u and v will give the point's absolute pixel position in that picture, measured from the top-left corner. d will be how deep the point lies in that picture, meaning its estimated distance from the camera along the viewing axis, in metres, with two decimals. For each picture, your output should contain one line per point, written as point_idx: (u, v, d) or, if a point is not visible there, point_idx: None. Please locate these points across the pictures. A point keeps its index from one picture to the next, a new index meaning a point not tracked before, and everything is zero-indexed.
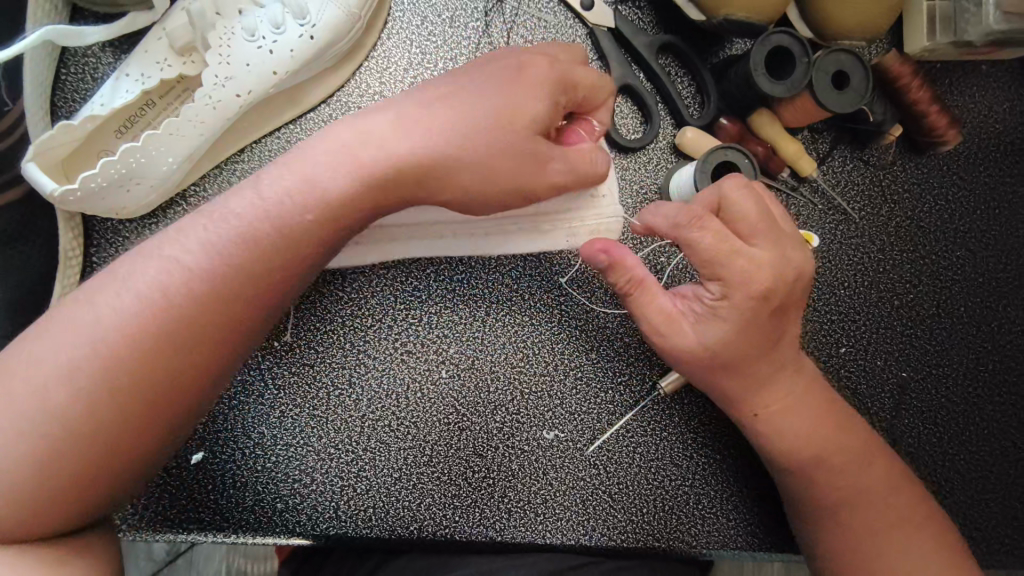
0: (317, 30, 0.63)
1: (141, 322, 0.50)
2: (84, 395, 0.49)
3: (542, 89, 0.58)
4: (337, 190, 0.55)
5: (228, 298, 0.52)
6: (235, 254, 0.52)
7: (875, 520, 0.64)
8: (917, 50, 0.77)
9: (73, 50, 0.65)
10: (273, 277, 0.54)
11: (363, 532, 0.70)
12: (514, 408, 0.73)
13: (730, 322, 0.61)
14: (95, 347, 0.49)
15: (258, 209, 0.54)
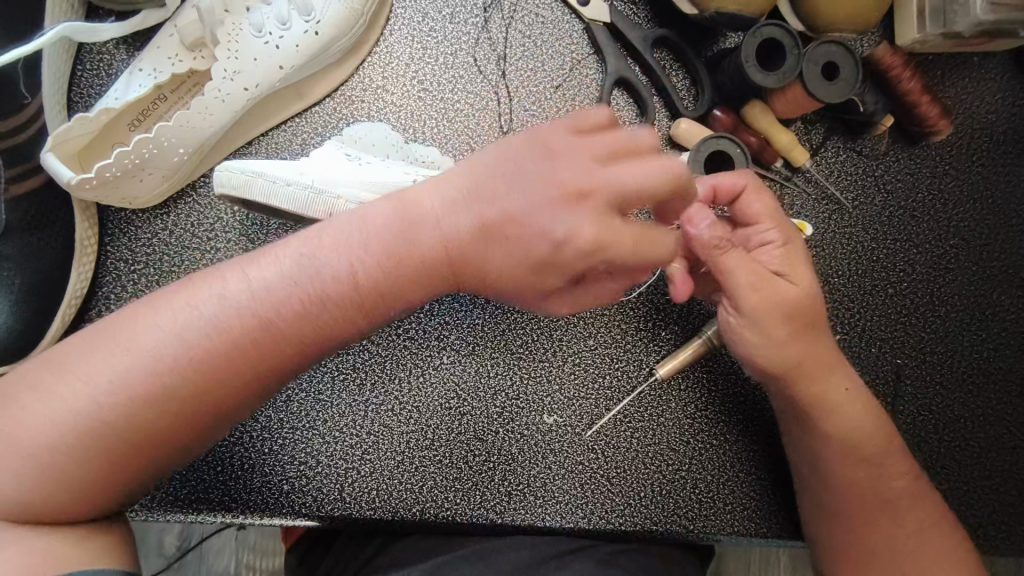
0: (321, 26, 0.66)
1: (217, 350, 0.48)
2: (147, 405, 0.46)
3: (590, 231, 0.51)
4: (405, 268, 0.52)
5: (298, 342, 0.50)
6: (322, 299, 0.50)
7: (906, 514, 0.65)
8: (909, 42, 0.79)
9: (88, 47, 0.68)
10: (328, 325, 0.51)
11: (367, 513, 0.72)
12: (514, 394, 0.75)
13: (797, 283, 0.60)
14: (165, 366, 0.47)
15: (334, 272, 0.50)
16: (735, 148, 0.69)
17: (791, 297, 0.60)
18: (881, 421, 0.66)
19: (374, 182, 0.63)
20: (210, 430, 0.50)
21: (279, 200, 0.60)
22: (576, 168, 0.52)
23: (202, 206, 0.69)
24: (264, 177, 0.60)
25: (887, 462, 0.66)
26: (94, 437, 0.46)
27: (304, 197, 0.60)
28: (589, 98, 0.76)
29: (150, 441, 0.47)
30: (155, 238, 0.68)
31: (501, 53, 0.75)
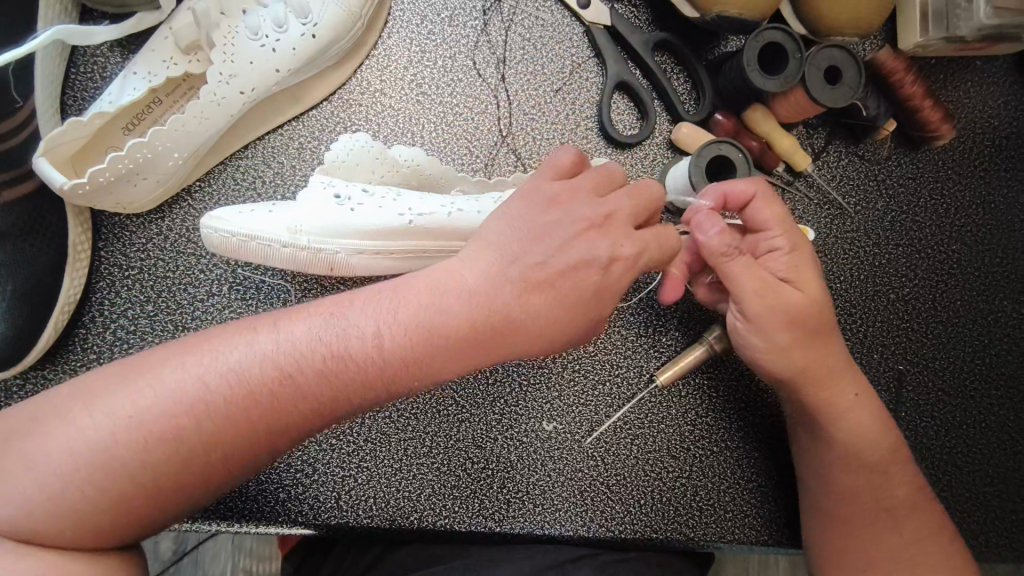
0: (319, 29, 0.65)
1: (247, 399, 0.47)
2: (171, 449, 0.45)
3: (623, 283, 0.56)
4: (443, 342, 0.52)
5: (330, 401, 0.49)
6: (359, 361, 0.50)
7: (905, 522, 0.63)
8: (910, 45, 0.78)
9: (82, 50, 0.67)
10: (359, 392, 0.50)
11: (364, 522, 0.71)
12: (513, 402, 0.74)
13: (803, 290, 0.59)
14: (193, 410, 0.46)
15: (373, 339, 0.50)
16: (736, 153, 0.68)
17: (799, 304, 0.58)
18: (887, 429, 0.65)
19: (364, 233, 0.61)
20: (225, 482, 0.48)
21: (280, 259, 0.62)
22: (602, 233, 0.55)
23: (197, 211, 0.68)
24: (257, 241, 0.61)
25: (892, 470, 0.65)
26: (114, 480, 0.44)
27: (301, 260, 0.61)
28: (589, 101, 0.75)
29: (173, 484, 0.45)
30: (150, 243, 0.68)
31: (500, 56, 0.74)
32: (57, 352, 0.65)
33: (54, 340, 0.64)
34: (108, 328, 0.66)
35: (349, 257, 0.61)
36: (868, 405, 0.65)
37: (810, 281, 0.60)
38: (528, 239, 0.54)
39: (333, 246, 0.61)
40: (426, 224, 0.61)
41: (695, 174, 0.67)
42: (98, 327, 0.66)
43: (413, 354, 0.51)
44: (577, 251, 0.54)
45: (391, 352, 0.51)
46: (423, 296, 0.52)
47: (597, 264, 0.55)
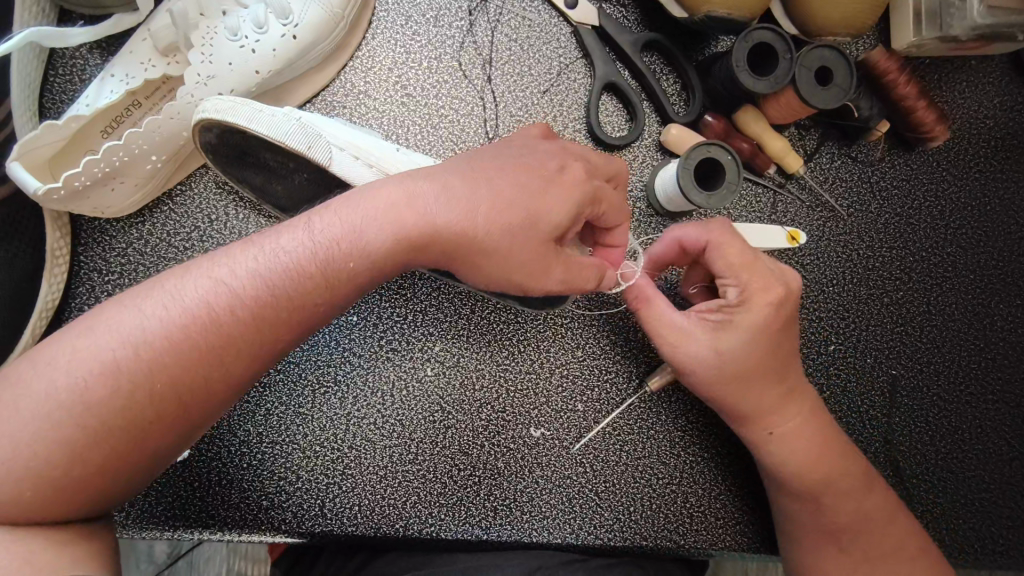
0: (299, 30, 0.64)
1: (182, 329, 0.46)
2: (114, 389, 0.44)
3: (572, 199, 0.54)
4: (372, 237, 0.51)
5: (268, 321, 0.49)
6: (289, 272, 0.49)
7: (855, 541, 0.64)
8: (905, 45, 0.77)
9: (61, 52, 0.66)
10: (302, 303, 0.50)
11: (349, 530, 0.70)
12: (499, 406, 0.73)
13: (750, 332, 0.60)
14: (130, 348, 0.45)
15: (311, 247, 0.50)
16: (727, 155, 0.67)
17: (716, 353, 0.60)
18: (834, 451, 0.65)
19: (362, 149, 0.61)
20: (183, 420, 0.47)
21: (263, 125, 0.58)
22: (551, 155, 0.56)
23: (178, 215, 0.67)
24: (256, 124, 0.58)
25: (858, 493, 0.65)
26: (66, 424, 0.44)
27: (295, 146, 0.59)
28: (576, 103, 0.74)
29: (124, 428, 0.45)
30: (131, 248, 0.67)
31: (486, 57, 0.73)
32: None
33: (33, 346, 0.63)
34: None
35: (344, 155, 0.60)
36: (801, 443, 0.64)
37: (738, 336, 0.60)
38: (493, 165, 0.54)
39: (326, 136, 0.60)
40: (412, 153, 0.64)
41: (684, 178, 0.66)
42: None
43: (339, 248, 0.50)
44: (527, 176, 0.54)
45: (320, 254, 0.50)
46: (343, 200, 0.52)
47: (544, 177, 0.54)
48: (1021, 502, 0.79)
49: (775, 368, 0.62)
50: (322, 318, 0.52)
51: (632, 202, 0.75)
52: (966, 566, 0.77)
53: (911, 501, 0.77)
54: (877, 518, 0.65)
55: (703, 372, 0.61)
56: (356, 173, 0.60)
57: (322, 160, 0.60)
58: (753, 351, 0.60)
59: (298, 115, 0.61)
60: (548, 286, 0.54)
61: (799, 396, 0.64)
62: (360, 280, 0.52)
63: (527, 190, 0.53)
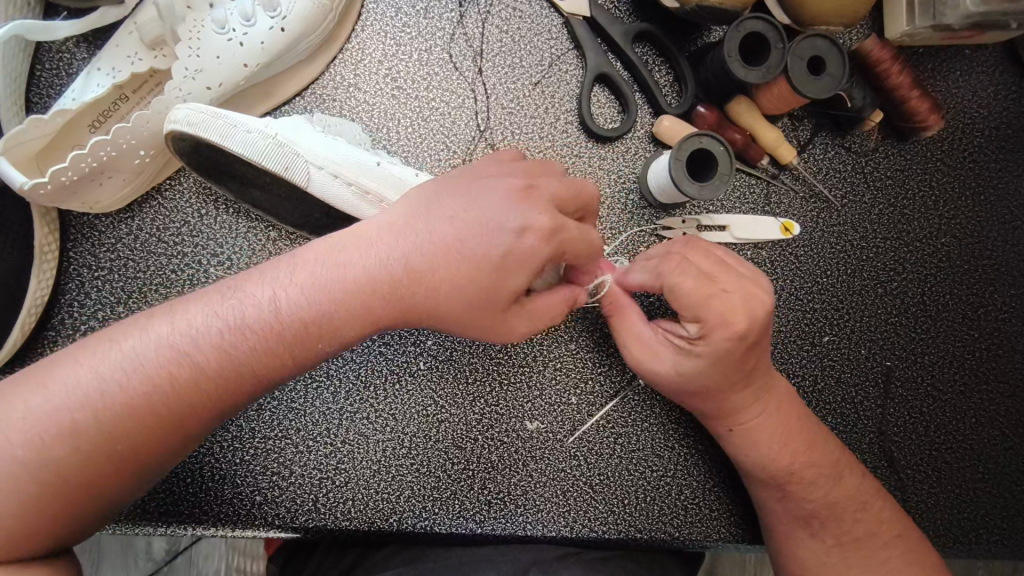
0: (288, 23, 0.63)
1: (145, 399, 0.47)
2: (74, 453, 0.45)
3: (535, 263, 0.52)
4: (336, 313, 0.51)
5: (229, 389, 0.50)
6: (252, 344, 0.50)
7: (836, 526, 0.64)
8: (897, 35, 0.77)
9: (48, 46, 0.65)
10: (264, 367, 0.51)
11: (343, 524, 0.70)
12: (493, 400, 0.73)
13: (705, 360, 0.59)
14: (90, 412, 0.46)
15: (273, 314, 0.51)
16: (719, 146, 0.66)
17: (675, 374, 0.61)
18: (807, 438, 0.65)
19: (341, 167, 0.60)
20: (149, 475, 0.49)
21: (237, 145, 0.58)
22: (512, 203, 0.52)
23: (167, 210, 0.67)
24: (230, 142, 0.58)
25: (841, 477, 0.65)
26: (32, 485, 0.44)
27: (271, 167, 0.59)
28: (568, 95, 0.74)
29: (82, 491, 0.46)
30: (120, 243, 0.66)
31: (477, 49, 0.73)
32: (24, 355, 0.64)
33: (21, 343, 0.63)
34: (78, 330, 0.65)
35: (323, 175, 0.60)
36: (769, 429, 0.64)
37: (694, 359, 0.59)
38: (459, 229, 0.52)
39: (302, 153, 0.60)
40: (393, 166, 0.63)
41: (676, 170, 0.66)
42: (67, 329, 0.65)
43: (305, 324, 0.51)
44: (480, 241, 0.52)
45: (282, 326, 0.51)
46: (313, 271, 0.52)
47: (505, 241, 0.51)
48: (1015, 491, 0.79)
49: (739, 382, 0.61)
50: (281, 382, 0.53)
51: (625, 193, 0.74)
52: (959, 556, 0.78)
53: (905, 492, 0.77)
54: (858, 500, 0.65)
55: (665, 387, 0.63)
56: (331, 195, 0.61)
57: (299, 180, 0.60)
58: (711, 376, 0.60)
59: (275, 129, 0.60)
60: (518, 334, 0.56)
61: (765, 390, 0.64)
62: (324, 350, 0.53)
63: (482, 259, 0.52)
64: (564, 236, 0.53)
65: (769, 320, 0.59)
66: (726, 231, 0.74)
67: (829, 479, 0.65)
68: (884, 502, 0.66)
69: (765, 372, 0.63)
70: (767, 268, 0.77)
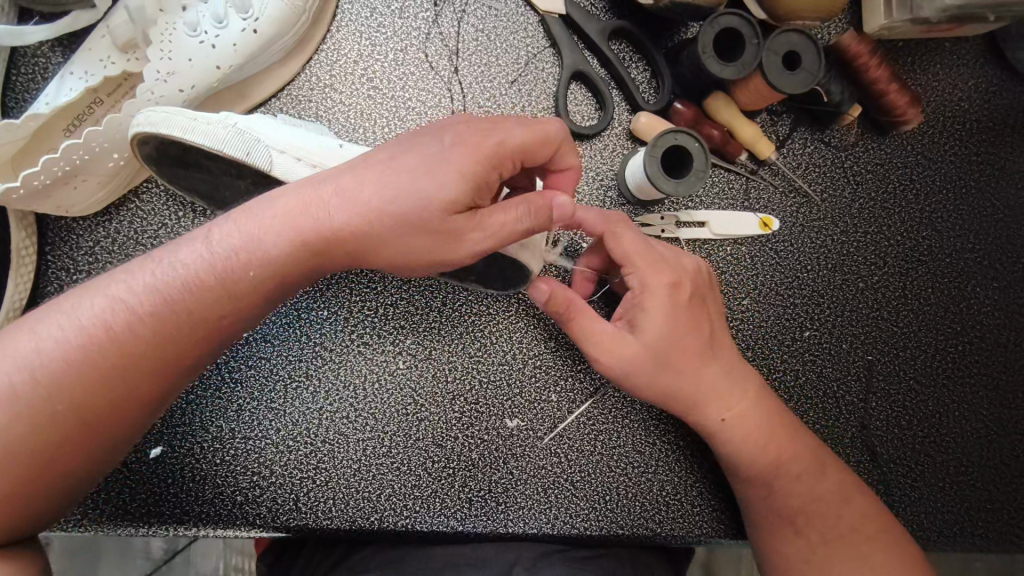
0: (260, 24, 0.64)
1: (78, 348, 0.47)
2: (15, 411, 0.45)
3: (466, 165, 0.50)
4: (272, 248, 0.51)
5: (168, 333, 0.49)
6: (186, 284, 0.50)
7: (815, 519, 0.63)
8: (876, 28, 0.77)
9: (23, 51, 0.66)
10: (205, 314, 0.50)
11: (324, 523, 0.70)
12: (473, 398, 0.73)
13: (660, 314, 0.62)
14: (28, 371, 0.46)
15: (208, 259, 0.51)
16: (694, 143, 0.66)
17: (647, 344, 0.61)
18: (783, 434, 0.65)
19: (306, 149, 0.61)
20: (103, 438, 0.48)
21: (198, 135, 0.58)
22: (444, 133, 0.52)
23: (145, 213, 0.67)
24: (193, 135, 0.58)
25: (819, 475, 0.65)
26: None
27: (233, 153, 0.58)
28: (544, 93, 0.74)
29: (32, 453, 0.46)
30: (98, 246, 0.67)
31: (453, 48, 0.73)
32: None
33: None
34: None
35: (285, 158, 0.60)
36: (750, 421, 0.65)
37: (655, 318, 0.62)
38: (397, 160, 0.52)
39: (264, 140, 0.60)
40: (356, 149, 0.63)
41: (651, 167, 0.66)
42: None
43: (236, 259, 0.51)
44: (413, 164, 0.51)
45: (217, 265, 0.51)
46: (244, 212, 0.53)
47: (434, 163, 0.51)
48: (999, 484, 0.79)
49: (704, 351, 0.64)
50: (229, 329, 0.53)
51: (604, 191, 0.74)
52: (944, 550, 0.77)
53: (887, 486, 0.77)
54: (840, 496, 0.65)
55: (630, 370, 0.62)
56: (301, 177, 0.60)
57: (262, 165, 0.59)
58: (676, 336, 0.62)
59: (235, 121, 0.61)
60: (470, 251, 0.52)
61: (739, 372, 0.66)
62: (266, 288, 0.52)
63: (411, 177, 0.51)
64: (499, 146, 0.52)
65: (699, 279, 0.65)
66: (705, 227, 0.74)
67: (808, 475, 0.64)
68: (865, 498, 0.66)
69: (726, 347, 0.66)
70: (747, 264, 0.77)
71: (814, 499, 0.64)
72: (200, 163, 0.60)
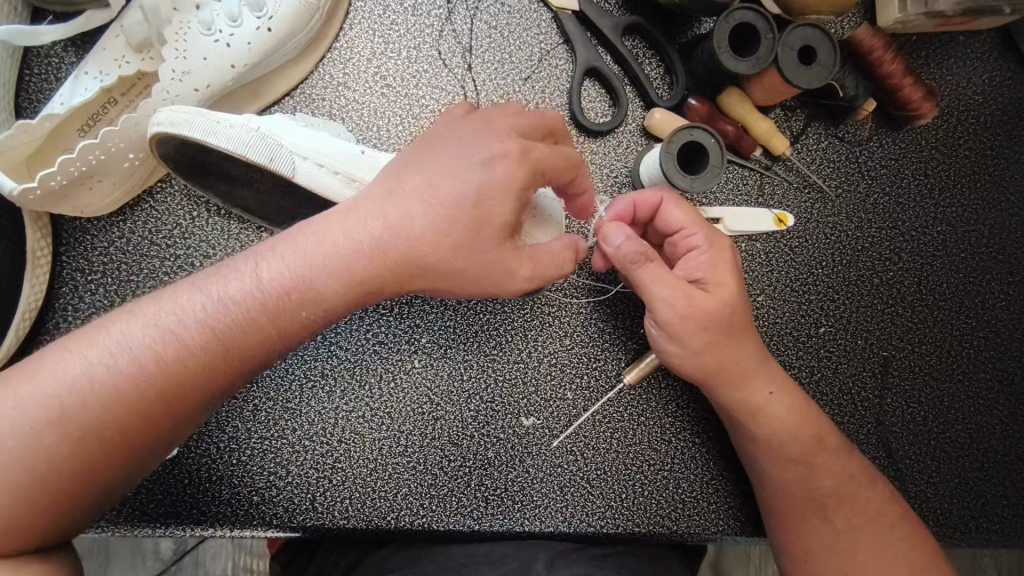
0: (274, 22, 0.63)
1: (129, 377, 0.47)
2: (63, 438, 0.45)
3: (512, 189, 0.51)
4: (321, 285, 0.51)
5: (216, 366, 0.50)
6: (236, 319, 0.50)
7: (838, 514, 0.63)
8: (890, 22, 0.76)
9: (36, 51, 0.65)
10: (253, 347, 0.51)
11: (341, 523, 0.70)
12: (488, 396, 0.73)
13: (727, 278, 0.61)
14: (78, 397, 0.46)
15: (257, 291, 0.51)
16: (709, 138, 0.66)
17: (722, 301, 0.60)
18: (809, 420, 0.64)
19: (328, 154, 0.60)
20: (140, 462, 0.49)
21: (220, 140, 0.58)
22: (472, 144, 0.53)
23: (159, 213, 0.67)
24: (214, 137, 0.57)
25: (840, 475, 0.64)
26: (27, 468, 0.44)
27: (256, 159, 0.58)
28: (559, 89, 0.73)
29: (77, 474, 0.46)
30: (112, 246, 0.66)
31: (466, 45, 0.73)
32: (18, 359, 0.64)
33: (16, 348, 0.63)
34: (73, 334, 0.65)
35: (308, 165, 0.60)
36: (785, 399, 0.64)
37: (723, 277, 0.61)
38: (431, 177, 0.52)
39: (286, 144, 0.60)
40: (379, 156, 0.63)
41: (666, 162, 0.65)
42: (61, 333, 0.65)
43: (288, 296, 0.51)
44: (450, 182, 0.51)
45: (267, 301, 0.51)
46: (290, 244, 0.53)
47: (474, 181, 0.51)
48: (1015, 479, 0.78)
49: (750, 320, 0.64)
50: (271, 358, 0.53)
51: (617, 187, 0.74)
52: (961, 545, 0.77)
53: (904, 482, 0.77)
54: (862, 488, 0.64)
55: (704, 327, 0.60)
56: (324, 185, 0.60)
57: (285, 171, 0.59)
58: (742, 298, 0.62)
59: (257, 124, 0.60)
60: (519, 286, 0.54)
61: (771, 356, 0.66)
62: (313, 324, 0.53)
63: (456, 196, 0.51)
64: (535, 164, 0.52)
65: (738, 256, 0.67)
66: (720, 223, 0.74)
67: (830, 476, 0.64)
68: (884, 490, 0.65)
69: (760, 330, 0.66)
70: (761, 259, 0.77)
71: (840, 490, 0.63)
72: (222, 162, 0.61)
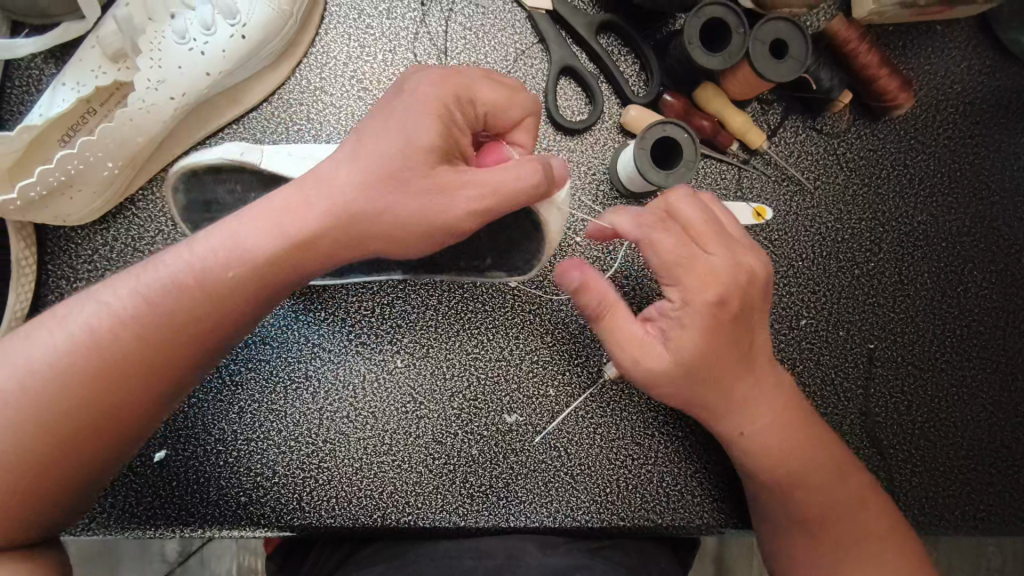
0: (248, 29, 0.64)
1: (95, 341, 0.48)
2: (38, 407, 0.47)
3: (431, 105, 0.51)
4: (276, 241, 0.51)
5: (178, 328, 0.50)
6: (196, 279, 0.50)
7: (837, 523, 0.63)
8: (865, 13, 0.76)
9: (16, 64, 0.67)
10: (217, 309, 0.51)
11: (328, 521, 0.71)
12: (471, 394, 0.74)
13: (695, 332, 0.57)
14: (46, 364, 0.47)
15: (219, 251, 0.51)
16: (684, 134, 0.66)
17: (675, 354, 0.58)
18: (811, 446, 0.64)
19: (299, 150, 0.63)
20: (124, 429, 0.50)
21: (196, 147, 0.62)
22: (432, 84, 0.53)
23: (141, 220, 0.68)
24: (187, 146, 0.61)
25: (828, 472, 0.64)
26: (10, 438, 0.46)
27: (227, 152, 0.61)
28: (534, 89, 0.74)
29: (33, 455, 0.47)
30: (96, 254, 0.68)
31: (441, 47, 0.73)
32: None
33: None
34: None
35: (276, 156, 0.62)
36: (771, 422, 0.63)
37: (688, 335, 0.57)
38: (376, 126, 0.52)
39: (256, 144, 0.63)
40: None
41: (640, 159, 0.66)
42: None
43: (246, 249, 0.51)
44: (392, 119, 0.51)
45: (225, 258, 0.51)
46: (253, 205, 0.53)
47: (411, 113, 0.51)
48: (1001, 467, 0.79)
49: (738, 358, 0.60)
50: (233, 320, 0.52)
51: (596, 184, 0.75)
52: (946, 533, 0.78)
53: (889, 472, 0.77)
54: (848, 499, 0.64)
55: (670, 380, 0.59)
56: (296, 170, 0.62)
57: (253, 160, 0.61)
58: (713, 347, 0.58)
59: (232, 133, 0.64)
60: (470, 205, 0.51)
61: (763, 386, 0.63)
62: (269, 281, 0.52)
63: (396, 129, 0.51)
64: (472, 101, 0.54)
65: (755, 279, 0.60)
66: None
67: (815, 480, 0.63)
68: (877, 496, 0.65)
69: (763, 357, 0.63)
70: None
71: (828, 510, 0.63)
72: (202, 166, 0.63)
